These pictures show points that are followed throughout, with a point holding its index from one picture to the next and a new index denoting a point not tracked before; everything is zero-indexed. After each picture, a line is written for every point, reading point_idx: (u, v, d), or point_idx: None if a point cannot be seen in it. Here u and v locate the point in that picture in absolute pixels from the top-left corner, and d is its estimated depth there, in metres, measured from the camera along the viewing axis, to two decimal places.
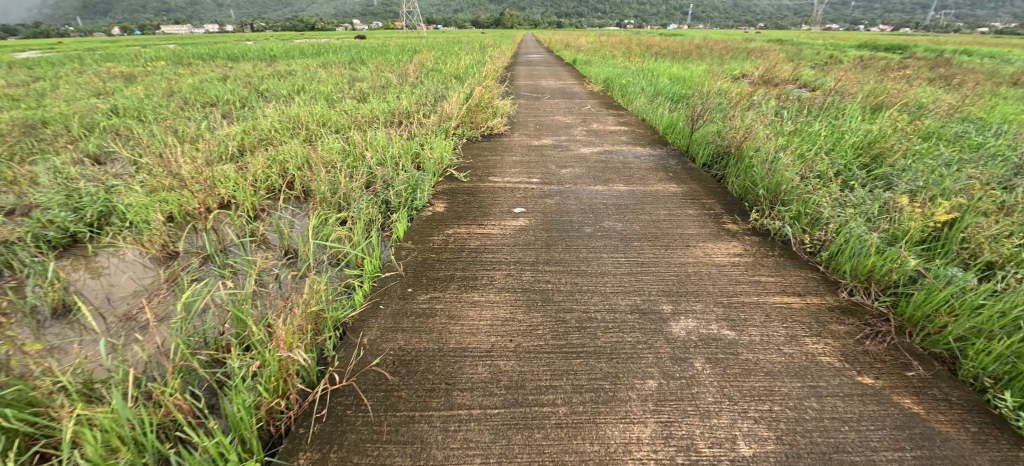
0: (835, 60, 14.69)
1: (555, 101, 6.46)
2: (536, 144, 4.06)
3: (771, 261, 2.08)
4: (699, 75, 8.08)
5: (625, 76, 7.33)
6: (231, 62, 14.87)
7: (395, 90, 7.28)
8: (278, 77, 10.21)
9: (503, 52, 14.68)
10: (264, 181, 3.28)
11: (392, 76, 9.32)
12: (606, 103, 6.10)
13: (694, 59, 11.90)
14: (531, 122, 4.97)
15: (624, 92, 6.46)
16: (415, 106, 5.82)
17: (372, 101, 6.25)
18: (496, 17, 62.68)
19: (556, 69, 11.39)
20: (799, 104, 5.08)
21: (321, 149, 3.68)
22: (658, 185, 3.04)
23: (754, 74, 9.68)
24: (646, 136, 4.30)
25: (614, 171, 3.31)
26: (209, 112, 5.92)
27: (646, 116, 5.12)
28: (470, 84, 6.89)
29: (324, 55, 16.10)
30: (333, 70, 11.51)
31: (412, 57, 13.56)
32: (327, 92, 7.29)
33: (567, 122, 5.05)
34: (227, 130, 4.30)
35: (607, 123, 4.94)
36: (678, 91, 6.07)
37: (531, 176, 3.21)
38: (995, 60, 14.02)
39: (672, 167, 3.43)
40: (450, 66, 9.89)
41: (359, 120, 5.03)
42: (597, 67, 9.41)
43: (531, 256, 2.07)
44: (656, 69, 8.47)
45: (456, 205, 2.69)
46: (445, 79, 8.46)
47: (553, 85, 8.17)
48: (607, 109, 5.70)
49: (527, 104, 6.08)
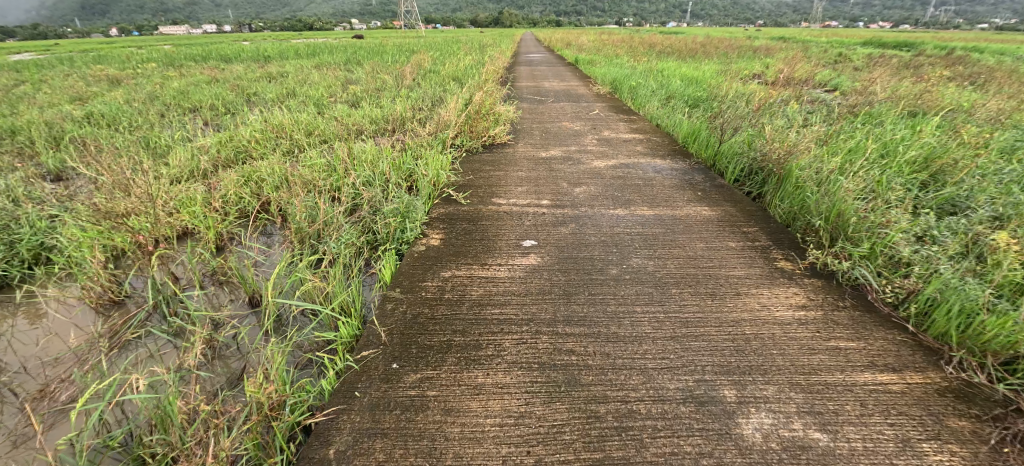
0: (842, 59, 14.31)
1: (559, 105, 6.04)
2: (543, 156, 3.65)
3: (845, 316, 1.68)
4: (710, 76, 7.68)
5: (634, 78, 6.91)
6: (223, 63, 14.40)
7: (390, 94, 6.85)
8: (268, 79, 9.77)
9: (503, 52, 14.22)
10: (236, 204, 2.88)
11: (388, 78, 8.90)
12: (615, 107, 5.68)
13: (702, 59, 11.46)
14: (536, 129, 4.56)
15: (634, 94, 6.04)
16: (410, 113, 5.41)
17: (365, 106, 5.83)
18: (495, 16, 62.30)
19: (558, 69, 10.94)
20: (827, 110, 4.67)
21: (303, 165, 3.27)
22: (688, 207, 2.64)
23: (766, 74, 9.24)
24: (665, 146, 3.89)
25: (635, 190, 2.90)
26: (189, 119, 5.51)
27: (661, 122, 4.71)
28: (470, 87, 6.47)
29: (319, 57, 15.70)
30: (326, 72, 11.05)
31: (409, 57, 13.15)
32: (318, 96, 6.86)
33: (576, 129, 4.64)
34: (202, 143, 3.89)
35: (620, 131, 4.52)
36: (693, 94, 5.65)
37: (540, 196, 2.80)
38: (1008, 58, 13.62)
39: (699, 184, 3.03)
40: (448, 68, 9.46)
41: (349, 130, 4.63)
42: (602, 67, 8.99)
43: (547, 312, 1.66)
44: (665, 69, 8.04)
45: (454, 236, 2.28)
46: (442, 81, 8.02)
47: (557, 87, 7.75)
48: (617, 114, 5.29)
49: (531, 108, 5.66)
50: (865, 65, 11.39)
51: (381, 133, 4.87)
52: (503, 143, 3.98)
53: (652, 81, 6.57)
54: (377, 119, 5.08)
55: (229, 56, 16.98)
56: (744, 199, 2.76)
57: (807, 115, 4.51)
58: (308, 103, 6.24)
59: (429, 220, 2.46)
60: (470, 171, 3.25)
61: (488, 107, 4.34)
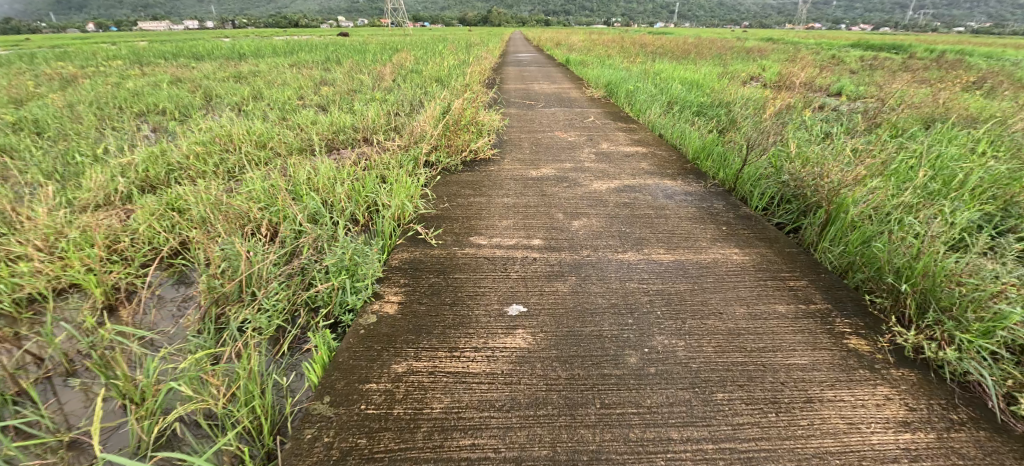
0: (834, 61, 14.12)
1: (550, 111, 5.49)
2: (534, 175, 3.10)
3: (971, 445, 1.17)
4: (709, 79, 7.23)
5: (630, 81, 6.39)
6: (193, 62, 13.57)
7: (364, 98, 6.21)
8: (234, 80, 9.02)
9: (490, 52, 13.60)
10: (147, 246, 2.29)
11: (366, 79, 8.29)
12: (612, 114, 5.14)
13: (697, 61, 10.98)
14: (525, 140, 4.00)
15: (632, 99, 5.54)
16: (383, 122, 4.82)
17: (334, 112, 5.21)
18: (483, 16, 61.95)
19: (548, 70, 10.39)
20: (846, 122, 4.21)
21: (242, 190, 2.69)
22: (715, 248, 2.12)
23: (765, 78, 8.80)
24: (673, 163, 3.37)
25: (647, 223, 2.37)
26: (130, 126, 4.85)
27: (664, 132, 4.20)
28: (451, 91, 5.87)
29: (298, 55, 15.06)
30: (300, 72, 10.32)
31: (392, 56, 12.55)
32: (284, 100, 6.20)
33: (570, 140, 4.09)
34: (126, 160, 3.26)
35: (620, 143, 3.99)
36: (696, 101, 5.15)
37: (530, 233, 2.26)
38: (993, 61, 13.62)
39: (722, 214, 2.52)
40: (430, 69, 8.83)
41: (310, 144, 4.04)
42: (595, 69, 8.50)
43: (542, 448, 1.12)
44: (662, 72, 7.52)
45: (416, 297, 1.72)
46: (423, 84, 7.40)
47: (548, 89, 7.23)
48: (614, 122, 4.75)
49: (519, 115, 5.11)
50: (864, 68, 11.02)
51: (348, 145, 4.26)
52: (486, 158, 3.42)
53: (650, 85, 6.06)
54: (345, 129, 4.48)
55: (200, 54, 16.00)
56: (780, 237, 2.25)
57: (826, 129, 4.05)
58: (270, 108, 5.59)
59: (386, 270, 1.91)
60: (446, 197, 2.70)
61: (469, 116, 3.78)
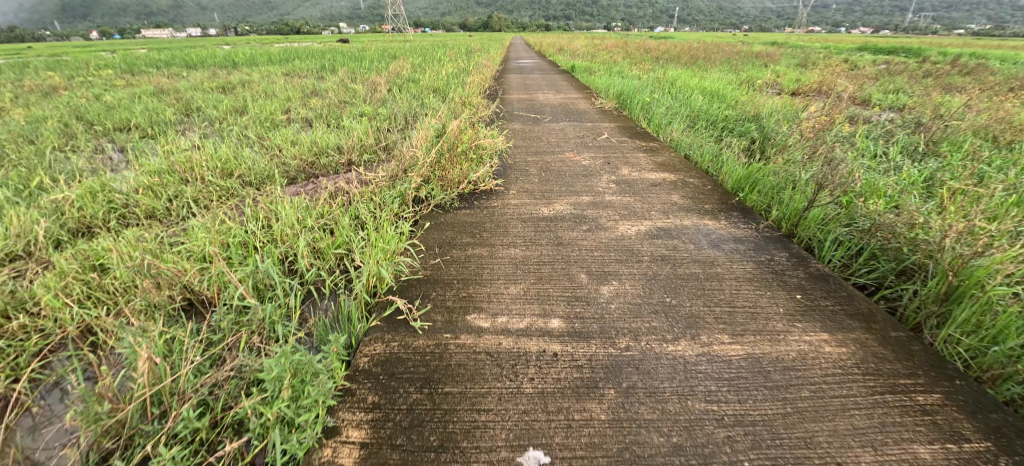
0: (847, 66, 13.65)
1: (558, 126, 4.95)
2: (545, 213, 2.56)
3: None
4: (727, 87, 6.71)
5: (643, 91, 5.85)
6: (183, 71, 13.09)
7: (353, 111, 5.68)
8: (220, 91, 8.51)
9: (490, 59, 13.09)
10: (46, 328, 1.76)
11: (359, 88, 7.80)
12: (627, 129, 4.60)
13: (708, 67, 10.44)
14: (532, 165, 3.46)
15: (649, 112, 5.02)
16: (372, 143, 4.30)
17: (317, 129, 4.68)
18: (484, 22, 62.00)
19: (552, 77, 9.91)
20: (899, 142, 3.69)
21: (185, 240, 2.16)
22: (796, 333, 1.58)
23: (784, 87, 8.26)
24: (710, 196, 2.83)
25: (697, 289, 1.83)
26: (91, 147, 4.34)
27: (692, 153, 3.67)
28: (448, 106, 5.35)
29: (293, 62, 14.63)
30: (290, 81, 9.80)
31: (389, 64, 12.08)
32: (266, 114, 5.68)
33: (584, 163, 3.55)
34: (61, 196, 2.74)
35: (642, 167, 3.45)
36: (722, 115, 4.61)
37: (546, 306, 1.72)
38: (1011, 65, 13.10)
39: (788, 273, 1.98)
40: (427, 78, 8.32)
41: (285, 172, 3.51)
42: (603, 77, 8.00)
43: None
44: (676, 80, 6.99)
45: (389, 433, 1.19)
46: (419, 95, 6.88)
47: (554, 100, 6.72)
48: (632, 139, 4.21)
49: (524, 131, 4.59)
50: (886, 74, 10.45)
51: (330, 171, 3.74)
52: (487, 189, 2.88)
53: (666, 96, 5.53)
54: (328, 151, 3.95)
55: (193, 63, 15.54)
56: (877, 312, 1.71)
57: (880, 152, 3.51)
58: (248, 125, 5.07)
59: (350, 375, 1.38)
60: (437, 248, 2.16)
61: (468, 139, 3.25)
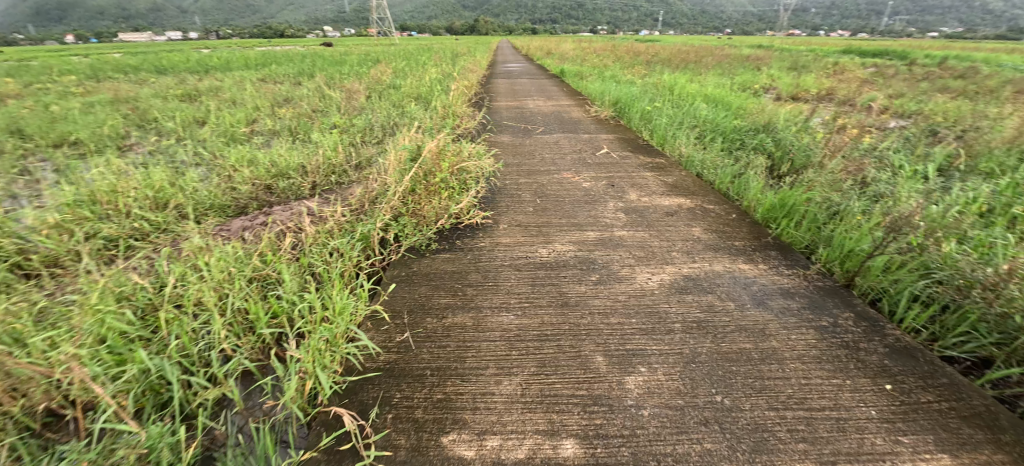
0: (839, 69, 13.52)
1: (552, 138, 4.49)
2: (544, 257, 2.08)
3: None
4: (728, 93, 6.35)
5: (642, 98, 5.42)
6: (151, 77, 12.33)
7: (324, 123, 5.14)
8: (184, 99, 7.86)
9: (476, 63, 12.62)
10: None
11: (336, 96, 7.25)
12: (628, 142, 4.16)
13: (702, 71, 10.08)
14: (525, 188, 2.99)
15: (650, 122, 4.59)
16: (342, 163, 3.78)
17: (280, 146, 4.14)
18: (470, 26, 61.69)
19: (541, 82, 9.48)
20: (934, 158, 3.31)
21: (73, 308, 1.64)
22: (907, 457, 1.14)
23: (784, 92, 7.92)
24: (738, 229, 2.38)
25: (754, 378, 1.37)
26: (12, 169, 3.73)
27: (705, 173, 3.24)
28: (430, 118, 4.85)
29: (270, 67, 13.96)
30: (262, 88, 9.17)
31: (370, 68, 11.53)
32: (226, 127, 5.09)
33: (584, 184, 3.08)
34: None
35: (651, 188, 2.99)
36: (731, 125, 4.19)
37: (554, 416, 1.23)
38: (998, 67, 13.12)
39: (863, 346, 1.53)
40: (408, 84, 7.78)
41: (233, 201, 2.98)
42: (596, 82, 7.58)
43: None
44: (673, 86, 6.57)
45: None
46: (399, 103, 6.36)
47: (545, 107, 6.27)
48: (635, 154, 3.76)
49: (515, 145, 4.12)
50: (883, 78, 10.21)
51: (290, 197, 3.21)
52: (471, 224, 2.40)
53: (666, 103, 5.11)
54: (288, 173, 3.42)
55: (163, 68, 14.75)
56: (999, 412, 1.28)
57: (917, 170, 3.11)
58: (204, 142, 4.50)
59: None
60: (407, 315, 1.66)
61: (449, 161, 2.77)
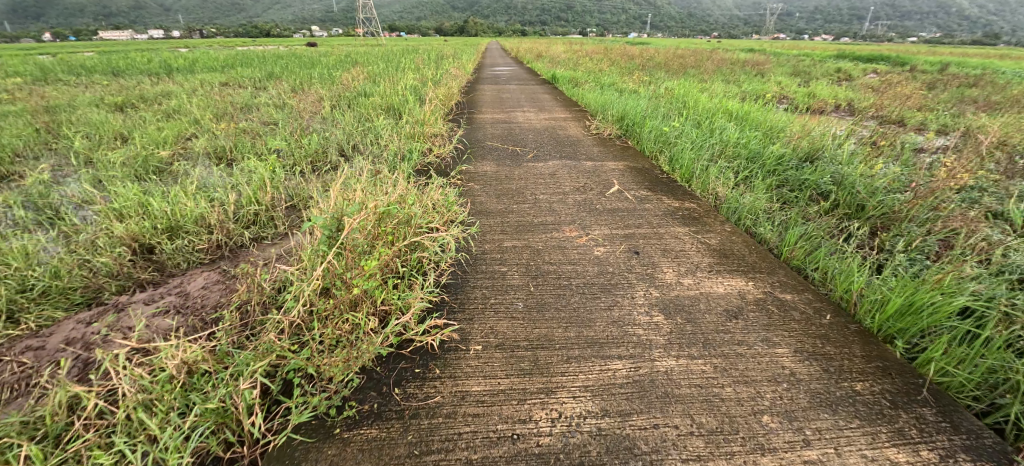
0: (841, 75, 12.91)
1: (547, 165, 3.57)
2: (542, 441, 1.16)
3: None
4: (746, 106, 5.53)
5: (652, 113, 4.55)
6: (100, 81, 11.10)
7: (267, 145, 4.19)
8: (119, 110, 6.77)
9: (462, 67, 11.70)
10: None
11: (295, 107, 6.28)
12: (642, 175, 3.29)
13: (706, 78, 9.25)
14: (510, 257, 2.07)
15: (667, 148, 3.74)
16: (269, 208, 2.84)
17: (193, 181, 3.17)
18: (459, 27, 60.93)
19: (532, 89, 8.63)
20: None
21: None
22: None
23: (802, 105, 7.10)
24: (849, 351, 1.51)
25: None
26: None
27: (759, 229, 2.37)
28: (396, 140, 3.92)
29: (238, 69, 12.84)
30: (216, 95, 8.09)
31: (344, 71, 10.50)
32: (141, 150, 4.08)
33: (596, 249, 2.17)
34: None
35: (691, 257, 2.10)
36: (773, 152, 3.32)
37: None
38: (1003, 74, 12.66)
39: None
40: (379, 91, 6.78)
41: (83, 281, 2.04)
42: (594, 91, 6.73)
43: None
44: (684, 98, 5.70)
45: None
46: (366, 116, 5.41)
47: (537, 121, 5.38)
48: (656, 195, 2.87)
49: (501, 178, 3.23)
50: (899, 86, 9.49)
51: (180, 269, 2.27)
52: (423, 345, 1.48)
53: (683, 121, 4.23)
54: (184, 228, 2.47)
55: (119, 70, 13.52)
56: None
57: None
58: (100, 173, 3.50)
59: None
60: None
61: (397, 229, 1.84)
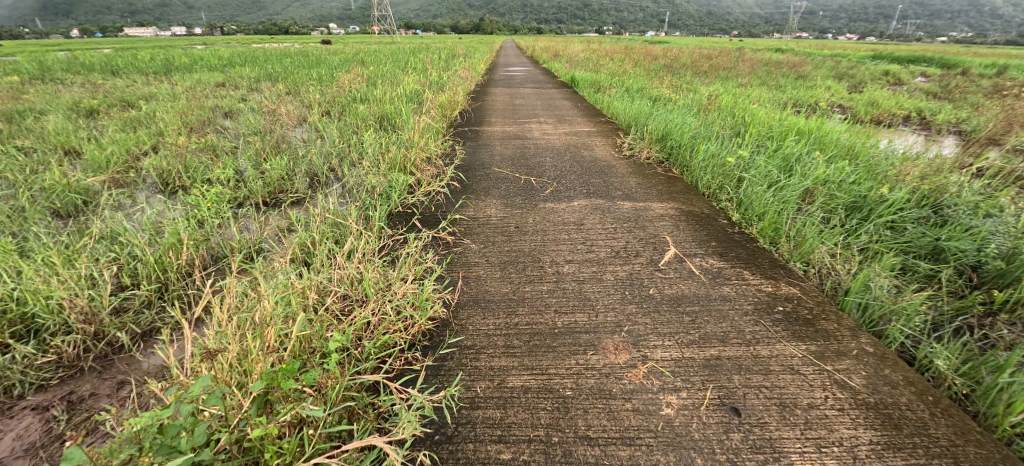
0: (891, 79, 11.69)
1: (570, 206, 2.69)
2: None
3: None
4: (808, 120, 4.55)
5: (701, 132, 3.62)
6: (91, 80, 10.42)
7: (221, 171, 3.38)
8: (87, 116, 6.02)
9: (473, 68, 10.80)
10: None
11: (278, 115, 5.47)
12: (704, 229, 2.38)
13: (745, 82, 8.17)
14: (516, 423, 1.20)
15: (730, 186, 2.82)
16: (184, 276, 2.04)
17: (97, 226, 2.36)
18: (475, 26, 60.36)
19: (549, 93, 7.73)
20: None
21: None
22: None
23: (868, 116, 6.03)
24: None
25: None
26: None
27: (920, 358, 1.47)
28: (376, 169, 3.08)
29: (238, 68, 12.13)
30: (200, 97, 7.31)
31: (345, 72, 9.69)
32: (69, 176, 3.31)
33: (665, 401, 1.27)
34: None
35: (834, 426, 1.21)
36: (887, 198, 2.39)
37: None
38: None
39: None
40: (374, 97, 5.93)
41: None
42: (621, 98, 5.80)
43: None
44: (731, 110, 4.74)
45: None
46: (352, 129, 4.58)
47: (556, 137, 4.49)
48: (733, 270, 1.97)
49: (509, 228, 2.35)
50: (970, 95, 8.29)
51: (7, 396, 1.49)
52: None
53: (745, 144, 3.30)
54: (37, 320, 1.66)
55: (118, 69, 12.92)
56: None
57: None
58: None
59: None
60: None
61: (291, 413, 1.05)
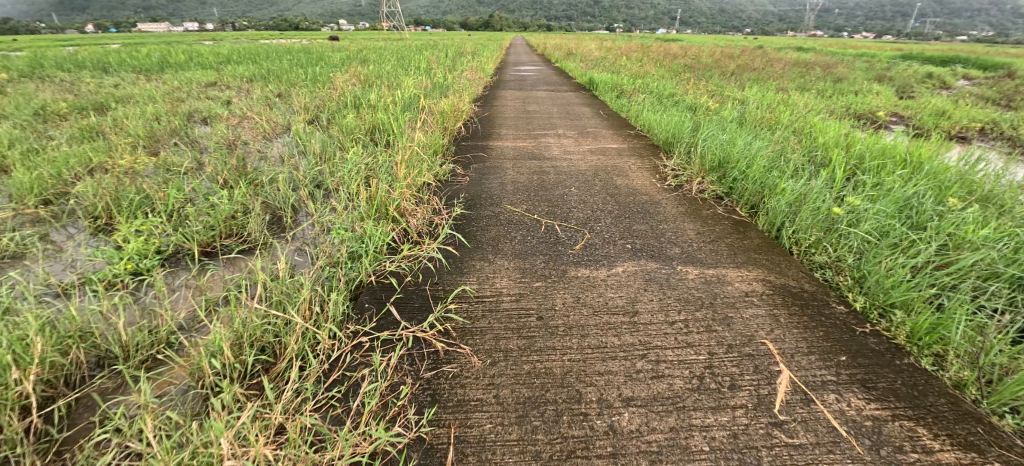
0: (934, 82, 10.76)
1: (613, 274, 1.93)
2: None
3: None
4: (886, 138, 3.75)
5: (771, 161, 2.84)
6: (72, 78, 9.72)
7: (160, 205, 2.66)
8: (44, 121, 5.31)
9: (482, 68, 10.05)
10: None
11: (256, 123, 4.74)
12: (817, 325, 1.61)
13: (784, 87, 7.33)
14: None
15: (834, 248, 2.04)
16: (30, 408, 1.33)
17: None
18: (484, 22, 59.58)
19: (565, 98, 6.95)
20: None
21: None
22: None
23: (938, 129, 5.18)
24: None
25: None
26: None
27: None
28: (350, 211, 2.34)
29: (233, 66, 11.44)
30: (179, 99, 6.60)
31: (343, 71, 8.96)
32: None
33: None
34: None
35: None
36: None
37: None
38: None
39: None
40: (368, 103, 5.18)
41: None
42: (651, 107, 5.01)
43: None
44: (791, 126, 3.94)
45: None
46: (336, 145, 3.85)
47: (579, 156, 3.73)
48: (899, 426, 1.22)
49: (528, 320, 1.60)
50: None
51: None
52: None
53: (836, 182, 2.51)
54: None
55: (108, 66, 12.28)
56: None
57: None
58: None
59: None
60: None
61: None
